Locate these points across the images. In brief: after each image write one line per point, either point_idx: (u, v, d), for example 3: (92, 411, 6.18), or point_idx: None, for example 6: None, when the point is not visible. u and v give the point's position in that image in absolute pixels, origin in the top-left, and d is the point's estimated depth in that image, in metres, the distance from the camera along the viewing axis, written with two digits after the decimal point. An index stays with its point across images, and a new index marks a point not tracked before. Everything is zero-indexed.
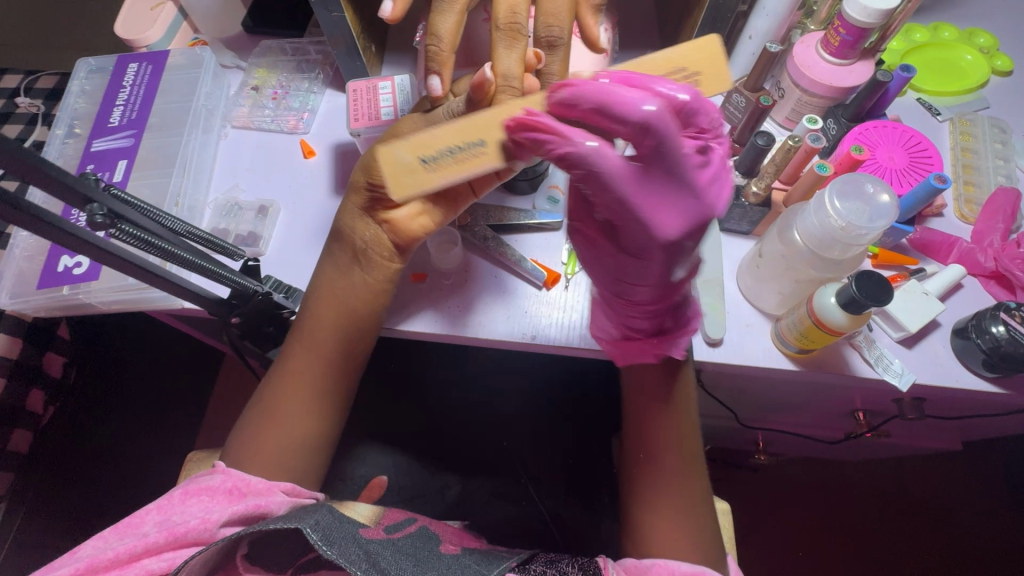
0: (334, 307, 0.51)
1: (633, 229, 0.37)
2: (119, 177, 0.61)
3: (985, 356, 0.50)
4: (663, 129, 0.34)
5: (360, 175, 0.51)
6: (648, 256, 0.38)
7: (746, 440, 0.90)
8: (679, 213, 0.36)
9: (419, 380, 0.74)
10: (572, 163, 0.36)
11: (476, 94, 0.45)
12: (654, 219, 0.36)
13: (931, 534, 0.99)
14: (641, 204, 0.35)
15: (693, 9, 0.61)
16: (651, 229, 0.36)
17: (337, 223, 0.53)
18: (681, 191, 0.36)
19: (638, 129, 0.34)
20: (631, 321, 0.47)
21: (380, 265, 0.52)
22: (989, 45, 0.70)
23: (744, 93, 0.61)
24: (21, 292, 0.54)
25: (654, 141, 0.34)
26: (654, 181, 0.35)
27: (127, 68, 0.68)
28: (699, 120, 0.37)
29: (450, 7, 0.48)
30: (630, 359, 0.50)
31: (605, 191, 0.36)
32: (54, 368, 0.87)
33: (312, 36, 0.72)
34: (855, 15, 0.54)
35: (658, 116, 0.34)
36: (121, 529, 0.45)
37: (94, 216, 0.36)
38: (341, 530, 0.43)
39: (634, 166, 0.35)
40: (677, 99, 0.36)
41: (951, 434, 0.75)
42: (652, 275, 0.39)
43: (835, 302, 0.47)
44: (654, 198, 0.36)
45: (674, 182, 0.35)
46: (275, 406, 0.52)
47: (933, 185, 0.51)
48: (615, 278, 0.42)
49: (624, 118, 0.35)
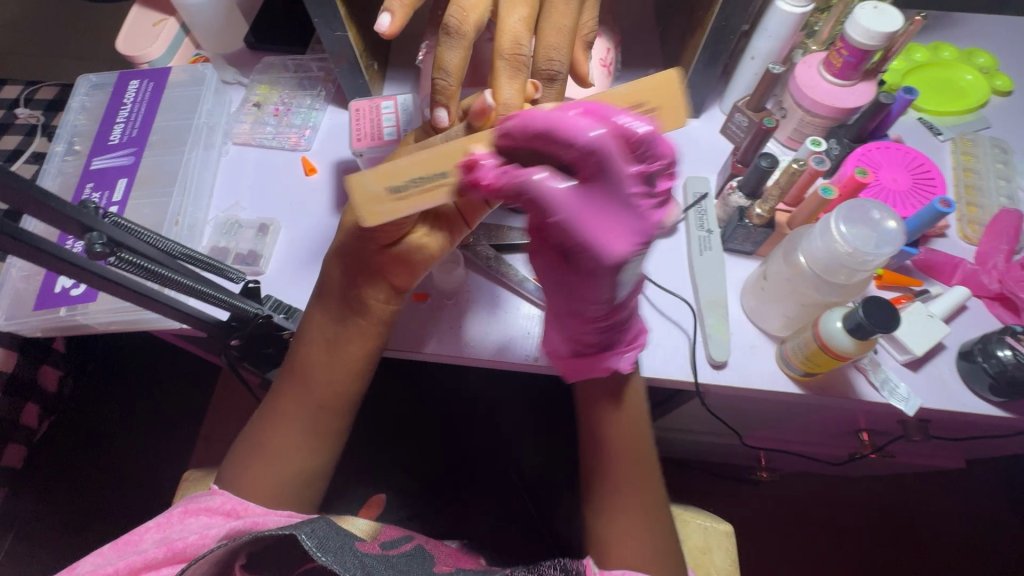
0: (325, 352, 0.51)
1: (569, 248, 0.32)
2: (119, 196, 0.60)
3: (992, 380, 0.50)
4: (611, 158, 0.30)
5: (356, 216, 0.49)
6: (594, 277, 0.33)
7: (748, 457, 0.89)
8: (626, 234, 0.30)
9: (419, 398, 0.73)
10: (516, 190, 0.31)
11: (477, 121, 0.44)
12: (591, 248, 0.30)
13: (934, 552, 0.99)
14: (587, 230, 0.30)
15: (696, 29, 0.61)
16: (598, 254, 0.30)
17: (328, 263, 0.52)
18: (621, 211, 0.30)
19: (588, 153, 0.30)
20: (583, 337, 0.44)
21: (376, 309, 0.51)
22: (989, 65, 0.71)
23: (747, 113, 0.62)
24: (18, 314, 0.54)
25: (598, 167, 0.30)
26: (596, 199, 0.30)
27: (127, 84, 0.67)
28: (654, 156, 0.31)
29: (458, 40, 0.48)
30: (581, 373, 0.48)
31: (548, 219, 0.31)
32: (49, 381, 0.84)
33: (314, 52, 0.72)
34: (858, 36, 0.55)
35: (603, 142, 0.30)
36: (120, 546, 0.45)
37: (94, 245, 0.35)
38: (336, 538, 0.42)
39: (575, 188, 0.30)
40: (634, 131, 0.30)
41: (957, 453, 0.74)
42: (602, 293, 0.35)
43: (841, 327, 0.47)
44: (602, 223, 0.30)
45: (623, 208, 0.30)
46: (269, 433, 0.51)
47: (937, 209, 0.51)
48: (574, 298, 0.37)
49: (569, 142, 0.30)
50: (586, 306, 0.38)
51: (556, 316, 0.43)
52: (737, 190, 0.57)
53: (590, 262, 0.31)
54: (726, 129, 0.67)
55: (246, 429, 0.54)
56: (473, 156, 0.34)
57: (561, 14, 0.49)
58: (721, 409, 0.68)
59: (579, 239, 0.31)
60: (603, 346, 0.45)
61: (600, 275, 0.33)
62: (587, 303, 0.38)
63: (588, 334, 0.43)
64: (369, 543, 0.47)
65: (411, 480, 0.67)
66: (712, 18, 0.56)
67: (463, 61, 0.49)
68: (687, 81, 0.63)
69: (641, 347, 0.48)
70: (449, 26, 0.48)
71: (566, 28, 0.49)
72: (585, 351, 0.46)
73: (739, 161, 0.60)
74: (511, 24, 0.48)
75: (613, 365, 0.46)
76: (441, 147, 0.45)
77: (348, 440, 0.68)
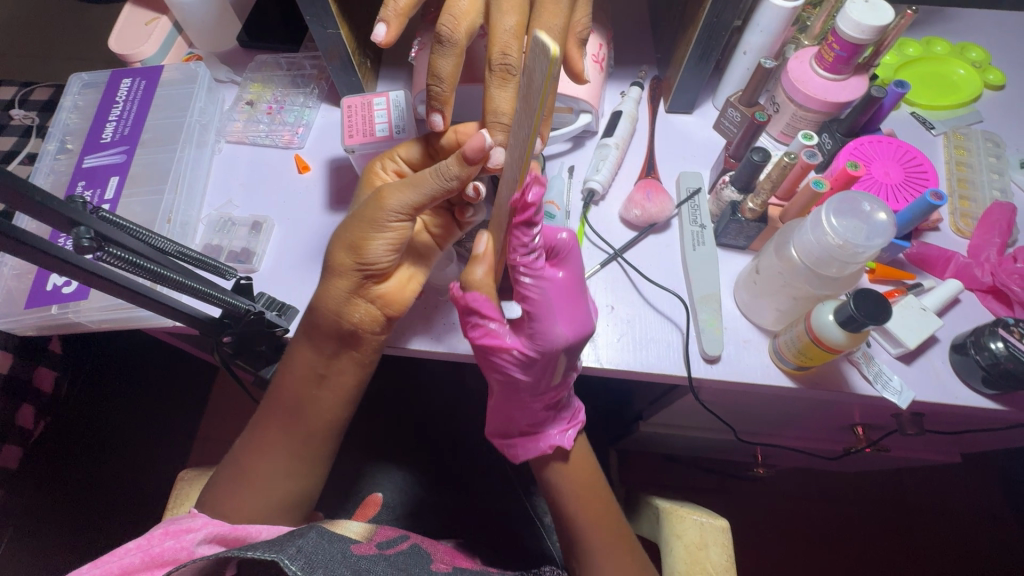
0: (304, 370, 0.51)
1: (526, 333, 0.47)
2: (111, 194, 0.60)
3: (984, 372, 0.50)
4: (572, 253, 0.47)
5: (346, 258, 0.47)
6: (536, 354, 0.47)
7: (745, 452, 0.89)
8: (578, 320, 0.47)
9: (415, 395, 0.73)
10: (533, 268, 0.45)
11: (473, 158, 0.43)
12: (553, 329, 0.46)
13: (933, 546, 0.99)
14: (567, 309, 0.46)
15: (688, 25, 0.61)
16: (568, 326, 0.46)
17: (317, 306, 0.49)
18: (580, 301, 0.47)
19: (567, 245, 0.47)
20: (521, 412, 0.53)
21: (369, 341, 0.51)
22: (982, 59, 0.71)
23: (739, 108, 0.63)
24: (9, 312, 0.54)
25: (571, 266, 0.47)
26: (574, 291, 0.47)
27: (120, 83, 0.67)
28: (559, 253, 0.47)
29: (451, 49, 0.48)
30: (522, 453, 0.54)
31: (549, 294, 0.46)
32: (44, 382, 0.84)
33: (307, 50, 0.72)
34: (849, 31, 0.55)
35: (570, 239, 0.47)
36: (95, 563, 0.42)
37: (81, 239, 0.34)
38: (323, 553, 0.40)
39: (560, 276, 0.46)
40: (565, 237, 0.47)
41: (952, 447, 0.75)
42: (545, 368, 0.48)
43: (834, 319, 0.46)
44: (565, 308, 0.46)
45: (580, 299, 0.47)
46: (248, 458, 0.53)
47: (929, 202, 0.51)
48: (516, 370, 0.48)
49: (555, 237, 0.47)
50: (549, 385, 0.50)
51: (500, 402, 0.53)
52: (729, 185, 0.57)
53: (546, 340, 0.46)
54: (719, 125, 0.67)
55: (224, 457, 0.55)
56: (528, 200, 0.40)
57: (551, 14, 0.49)
58: (716, 405, 0.68)
59: (539, 320, 0.46)
60: (533, 425, 0.54)
61: (554, 355, 0.47)
62: (552, 386, 0.50)
63: (508, 424, 0.55)
64: (364, 544, 0.48)
65: (407, 479, 0.67)
66: (703, 14, 0.57)
67: (457, 70, 0.49)
68: (680, 77, 0.63)
69: (580, 425, 0.56)
70: (442, 35, 0.48)
71: (557, 27, 0.49)
72: (518, 432, 0.55)
73: (731, 156, 0.60)
74: (505, 26, 0.48)
75: (556, 442, 0.54)
76: (437, 190, 0.45)
77: (347, 454, 0.69)
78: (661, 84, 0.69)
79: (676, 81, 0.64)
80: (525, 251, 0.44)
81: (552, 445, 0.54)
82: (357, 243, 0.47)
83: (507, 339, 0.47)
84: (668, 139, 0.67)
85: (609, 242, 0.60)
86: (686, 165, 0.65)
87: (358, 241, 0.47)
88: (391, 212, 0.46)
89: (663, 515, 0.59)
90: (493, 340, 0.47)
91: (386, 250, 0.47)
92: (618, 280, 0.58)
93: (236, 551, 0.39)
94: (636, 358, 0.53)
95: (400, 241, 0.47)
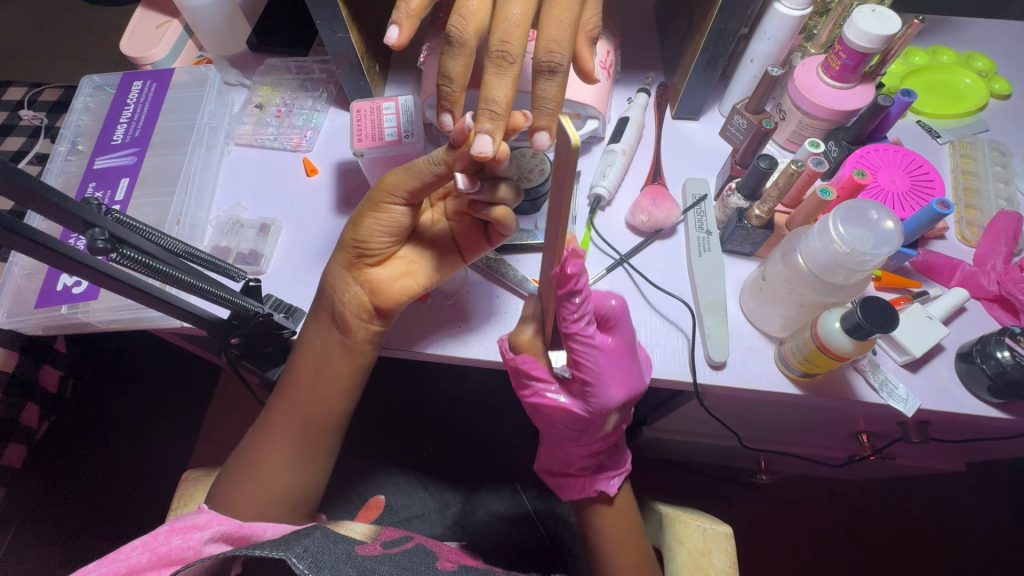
0: (313, 373, 0.52)
1: (579, 390, 0.49)
2: (122, 195, 0.61)
3: (990, 381, 0.50)
4: (620, 320, 0.47)
5: (346, 234, 0.51)
6: (590, 411, 0.50)
7: (749, 459, 0.89)
8: (624, 386, 0.48)
9: (421, 398, 0.73)
10: (580, 343, 0.45)
11: (455, 139, 0.43)
12: (604, 393, 0.48)
13: (938, 556, 0.98)
14: (618, 373, 0.48)
15: (695, 33, 0.61)
16: (618, 391, 0.48)
17: (324, 281, 0.53)
18: (628, 367, 0.48)
19: (618, 308, 0.46)
20: (576, 460, 0.56)
21: (357, 330, 0.51)
22: (987, 69, 0.71)
23: (745, 115, 0.63)
24: (19, 311, 0.54)
25: (619, 332, 0.47)
26: (622, 358, 0.48)
27: (131, 85, 0.68)
28: (609, 320, 0.47)
29: (460, 49, 0.48)
30: (567, 490, 0.58)
31: (600, 361, 0.47)
32: (50, 381, 0.84)
33: (316, 54, 0.73)
34: (856, 39, 0.55)
35: (620, 307, 0.46)
36: (102, 560, 0.41)
37: (95, 241, 0.35)
38: (330, 552, 0.40)
39: (609, 343, 0.47)
40: (609, 304, 0.46)
41: (958, 456, 0.74)
42: (597, 425, 0.51)
43: (840, 327, 0.47)
44: (615, 371, 0.47)
45: (628, 365, 0.48)
46: (255, 458, 0.53)
47: (936, 211, 0.51)
48: (569, 422, 0.52)
49: (604, 302, 0.46)
50: (594, 437, 0.53)
51: (551, 442, 0.57)
52: (736, 191, 0.57)
53: (599, 402, 0.48)
54: (726, 132, 0.67)
55: (232, 452, 0.56)
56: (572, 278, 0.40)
57: (561, 9, 0.50)
58: (721, 412, 0.68)
59: (590, 385, 0.48)
60: (582, 468, 0.57)
61: (607, 411, 0.49)
62: (601, 435, 0.53)
63: (563, 464, 0.58)
64: (370, 544, 0.48)
65: (413, 482, 0.67)
66: (710, 21, 0.57)
67: (466, 70, 0.49)
68: (686, 84, 0.64)
69: (625, 475, 0.57)
70: (452, 36, 0.48)
71: (566, 21, 0.49)
72: (571, 473, 0.57)
73: (738, 163, 0.60)
74: (512, 13, 0.49)
75: (601, 488, 0.56)
76: (423, 174, 0.46)
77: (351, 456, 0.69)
78: (667, 91, 0.70)
79: (683, 87, 0.65)
80: (575, 326, 0.44)
81: (597, 489, 0.56)
82: (357, 220, 0.50)
83: (558, 398, 0.50)
84: (675, 145, 0.67)
85: (615, 247, 0.60)
86: (693, 171, 0.65)
87: (359, 219, 0.50)
88: (389, 195, 0.48)
89: (666, 520, 0.58)
90: (547, 398, 0.50)
91: (382, 232, 0.50)
92: (624, 286, 0.58)
93: (244, 549, 0.39)
94: (641, 362, 0.54)
95: (393, 225, 0.49)
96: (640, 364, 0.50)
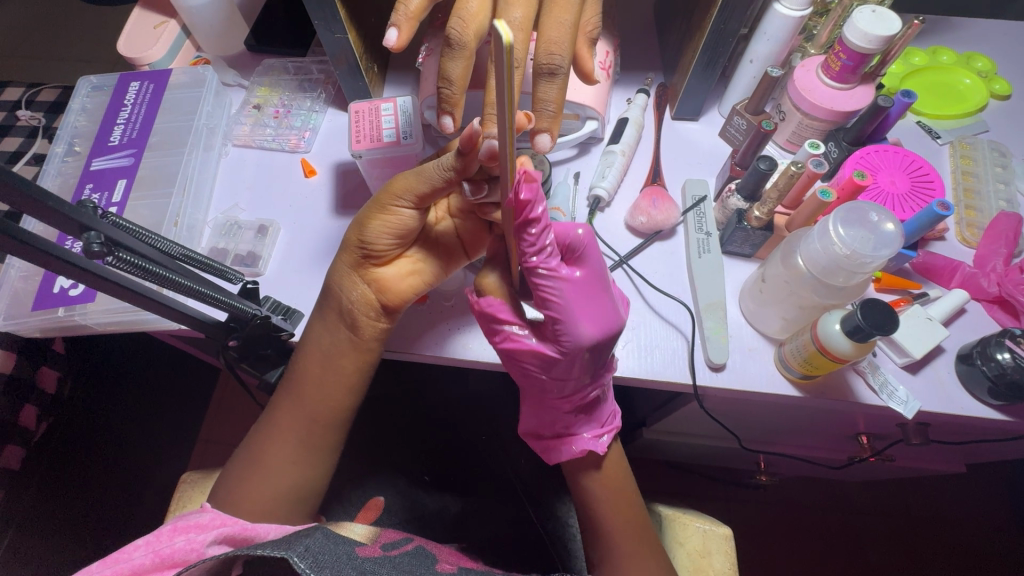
0: (312, 375, 0.52)
1: (550, 332, 0.46)
2: (119, 197, 0.60)
3: (991, 383, 0.49)
4: (587, 249, 0.44)
5: (351, 235, 0.51)
6: (563, 355, 0.46)
7: (748, 460, 0.89)
8: (596, 322, 0.44)
9: (420, 400, 0.73)
10: (543, 273, 0.43)
11: (464, 146, 0.42)
12: (573, 329, 0.44)
13: (937, 557, 0.98)
14: (588, 309, 0.44)
15: (695, 33, 0.61)
16: (591, 327, 0.44)
17: (328, 278, 0.53)
18: (602, 304, 0.45)
19: (586, 237, 0.44)
20: (556, 419, 0.53)
21: (367, 327, 0.52)
22: (987, 69, 0.71)
23: (745, 116, 0.63)
24: (16, 314, 0.54)
25: (590, 265, 0.45)
26: (592, 292, 0.45)
27: (128, 85, 0.68)
28: (575, 250, 0.44)
29: (461, 51, 0.48)
30: (551, 454, 0.54)
31: (567, 294, 0.44)
32: (48, 383, 0.83)
33: (314, 55, 0.73)
34: (856, 40, 0.55)
35: (587, 236, 0.44)
36: (105, 561, 0.41)
37: (90, 244, 0.34)
38: (330, 553, 0.40)
39: (576, 275, 0.44)
40: (575, 233, 0.44)
41: (957, 458, 0.74)
42: (573, 371, 0.47)
43: (841, 329, 0.46)
44: (586, 306, 0.44)
45: (601, 300, 0.45)
46: (253, 460, 0.53)
47: (936, 212, 0.51)
48: (543, 369, 0.48)
49: (568, 232, 0.44)
50: (575, 387, 0.49)
51: (530, 400, 0.53)
52: (735, 193, 0.57)
53: (571, 340, 0.45)
54: (725, 132, 0.67)
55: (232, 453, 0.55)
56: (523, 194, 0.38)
57: (561, 9, 0.49)
58: (720, 413, 0.68)
59: (560, 322, 0.45)
60: (566, 428, 0.53)
61: (582, 354, 0.46)
62: (583, 387, 0.49)
63: (546, 425, 0.54)
64: (370, 547, 0.47)
65: (412, 483, 0.67)
66: (710, 21, 0.56)
67: (467, 73, 0.49)
68: (686, 85, 0.64)
69: (614, 431, 0.55)
70: (452, 38, 0.48)
71: (566, 22, 0.49)
72: (551, 434, 0.54)
73: (738, 164, 0.60)
74: (513, 16, 0.48)
75: (588, 447, 0.52)
76: (434, 180, 0.46)
77: (350, 458, 0.69)
78: (666, 92, 0.69)
79: (683, 87, 0.64)
80: (535, 252, 0.42)
81: (584, 449, 0.52)
82: (363, 220, 0.50)
83: (529, 341, 0.47)
84: (674, 145, 0.67)
85: (614, 248, 0.60)
86: (692, 172, 0.65)
87: (365, 220, 0.50)
88: (398, 198, 0.48)
89: (666, 521, 0.58)
90: (517, 342, 0.47)
91: (389, 235, 0.50)
92: (623, 287, 0.58)
93: (244, 550, 0.39)
94: (641, 364, 0.53)
95: (400, 228, 0.49)
96: (617, 306, 0.46)
